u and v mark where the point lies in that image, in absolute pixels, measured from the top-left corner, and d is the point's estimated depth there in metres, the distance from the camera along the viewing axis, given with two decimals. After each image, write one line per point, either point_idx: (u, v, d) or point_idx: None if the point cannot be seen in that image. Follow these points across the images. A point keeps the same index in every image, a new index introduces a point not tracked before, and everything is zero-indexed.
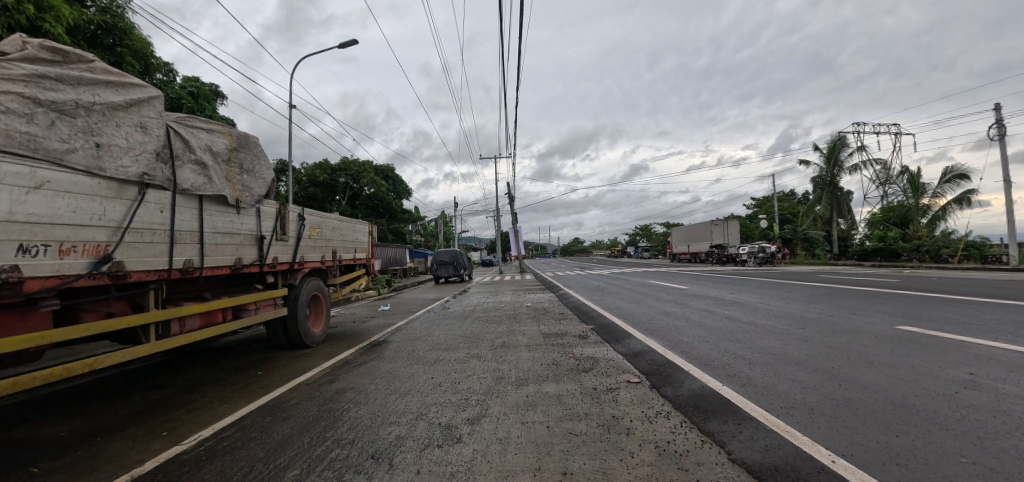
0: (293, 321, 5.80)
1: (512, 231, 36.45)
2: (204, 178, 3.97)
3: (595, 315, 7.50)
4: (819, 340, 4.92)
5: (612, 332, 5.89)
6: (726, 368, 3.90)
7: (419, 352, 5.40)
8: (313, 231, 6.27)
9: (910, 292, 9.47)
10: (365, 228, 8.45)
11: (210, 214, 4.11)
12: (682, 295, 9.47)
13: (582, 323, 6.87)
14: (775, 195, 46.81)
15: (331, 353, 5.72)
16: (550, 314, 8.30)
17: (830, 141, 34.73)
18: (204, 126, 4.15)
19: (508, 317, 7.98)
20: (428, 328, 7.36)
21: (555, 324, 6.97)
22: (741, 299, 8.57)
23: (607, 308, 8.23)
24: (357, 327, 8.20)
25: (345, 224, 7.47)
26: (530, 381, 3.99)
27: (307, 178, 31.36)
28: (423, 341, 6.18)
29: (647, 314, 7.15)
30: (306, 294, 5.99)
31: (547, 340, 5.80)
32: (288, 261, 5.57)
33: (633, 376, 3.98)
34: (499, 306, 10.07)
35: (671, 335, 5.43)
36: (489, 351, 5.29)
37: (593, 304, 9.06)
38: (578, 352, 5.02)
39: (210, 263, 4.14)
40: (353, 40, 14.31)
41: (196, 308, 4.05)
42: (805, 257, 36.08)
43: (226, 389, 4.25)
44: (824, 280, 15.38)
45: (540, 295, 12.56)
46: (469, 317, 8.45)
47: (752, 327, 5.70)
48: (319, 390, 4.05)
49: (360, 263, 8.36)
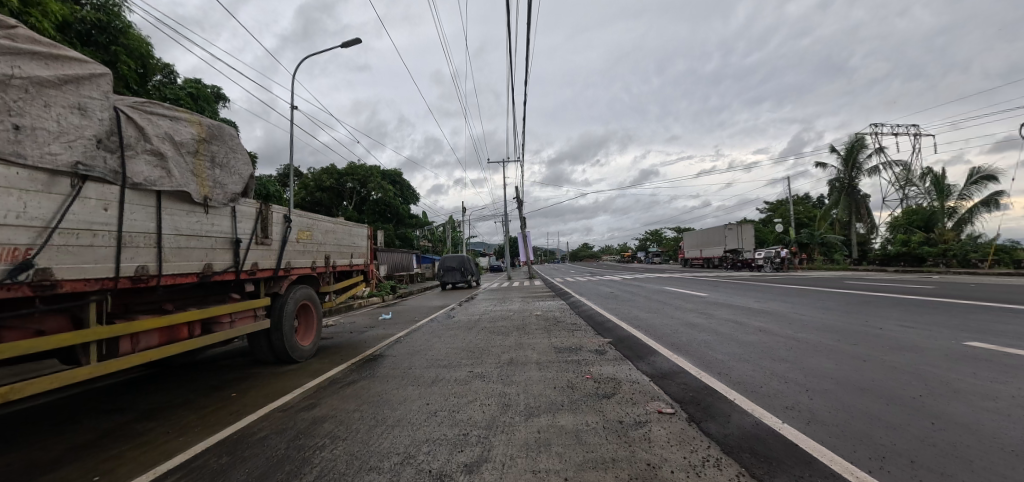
0: (278, 334, 5.24)
1: (520, 236, 35.83)
2: (162, 172, 3.51)
3: (611, 326, 6.82)
4: (881, 359, 4.13)
5: (634, 347, 5.20)
6: (781, 398, 3.14)
7: (415, 371, 4.78)
8: (301, 234, 5.73)
9: (956, 301, 8.60)
10: (363, 232, 7.91)
11: (171, 214, 3.62)
12: (704, 304, 8.70)
13: (598, 336, 6.19)
14: (790, 198, 45.54)
15: (319, 370, 5.13)
16: (561, 324, 7.64)
17: (848, 142, 33.60)
18: (168, 115, 3.76)
19: (516, 328, 7.33)
20: (429, 340, 6.74)
21: (568, 337, 6.31)
22: (771, 308, 7.79)
23: (623, 318, 7.54)
24: (354, 339, 7.64)
25: (340, 227, 6.93)
26: (541, 411, 3.33)
27: (314, 183, 31.23)
28: (421, 356, 5.56)
29: (670, 326, 6.44)
30: (293, 304, 5.42)
31: (559, 356, 5.15)
32: (271, 267, 5.03)
33: (666, 406, 3.30)
34: (507, 315, 9.43)
35: (702, 352, 4.70)
36: (494, 369, 4.66)
37: (607, 313, 8.36)
38: (595, 373, 4.37)
39: (170, 270, 3.62)
40: (356, 41, 13.98)
41: (153, 322, 3.52)
42: (823, 262, 34.79)
43: (189, 416, 3.66)
44: (851, 287, 14.42)
45: (550, 303, 11.90)
46: (474, 327, 7.82)
47: (796, 343, 4.94)
48: (293, 419, 3.43)
49: (358, 269, 7.79)
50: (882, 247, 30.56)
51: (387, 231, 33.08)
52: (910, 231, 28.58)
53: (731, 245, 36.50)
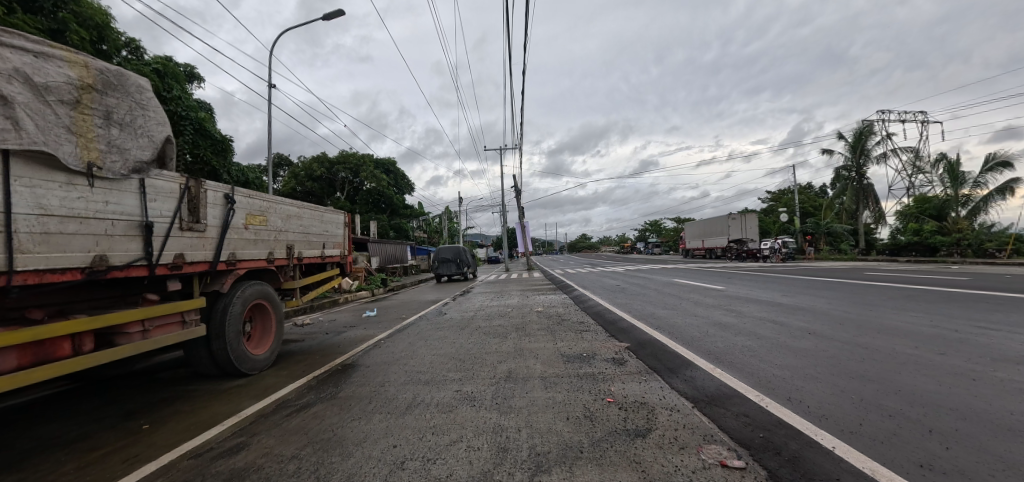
0: (220, 342, 4.24)
1: (518, 226, 34.74)
2: (9, 123, 2.41)
3: (625, 327, 5.84)
4: (996, 377, 3.15)
5: (661, 356, 4.21)
6: (907, 450, 2.15)
7: (388, 390, 3.78)
8: (252, 219, 4.66)
9: (1007, 294, 7.70)
10: (339, 219, 6.85)
11: (28, 185, 2.54)
12: (725, 299, 7.76)
13: (612, 340, 5.19)
14: (794, 187, 44.50)
15: (270, 387, 4.14)
16: (566, 323, 6.68)
17: (857, 128, 32.47)
18: (32, 48, 2.67)
19: (514, 329, 6.34)
20: (413, 344, 5.74)
21: (576, 341, 5.32)
22: (807, 304, 6.81)
23: (637, 316, 6.57)
24: (329, 341, 6.65)
25: (308, 212, 5.86)
26: (553, 462, 2.35)
27: (303, 172, 29.90)
28: (399, 366, 4.57)
29: (695, 327, 5.47)
30: (240, 305, 4.41)
31: (569, 367, 4.17)
32: (206, 260, 3.98)
33: (732, 455, 2.30)
34: (504, 311, 8.46)
35: (752, 365, 3.71)
36: (487, 387, 3.67)
37: (617, 310, 7.39)
38: (618, 393, 3.39)
39: (30, 264, 2.56)
40: (339, 12, 12.69)
41: (8, 338, 2.49)
42: (829, 252, 33.96)
43: (67, 466, 2.67)
44: (870, 279, 13.54)
45: (552, 297, 10.93)
46: (467, 327, 6.85)
47: (863, 351, 3.97)
48: (203, 473, 2.45)
49: (333, 261, 6.73)
50: (891, 237, 29.74)
51: (380, 222, 31.95)
52: (920, 220, 27.74)
53: (735, 236, 35.54)
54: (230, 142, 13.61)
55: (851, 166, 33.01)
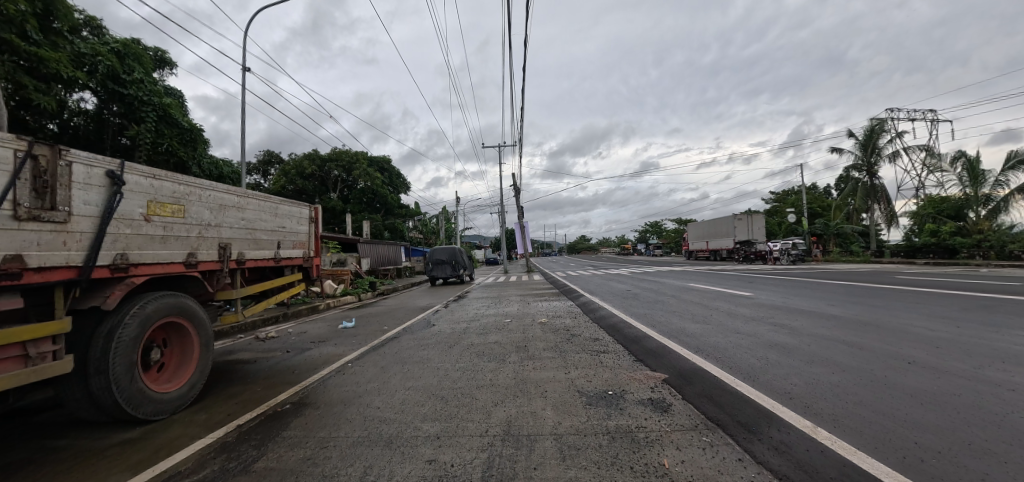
0: (102, 379, 3.00)
1: (518, 226, 33.38)
2: None
3: (654, 348, 4.65)
4: None
5: (722, 402, 2.98)
6: None
7: (330, 457, 2.55)
8: (161, 207, 3.45)
9: None
10: (301, 213, 5.67)
11: None
12: (763, 310, 6.56)
13: (641, 369, 4.00)
14: (800, 187, 43.41)
15: (171, 445, 2.92)
16: (578, 341, 5.48)
17: (868, 125, 31.31)
18: None
19: (514, 348, 5.13)
20: (385, 370, 4.51)
21: (594, 369, 4.12)
22: (870, 318, 5.59)
23: (664, 333, 5.35)
24: (288, 361, 5.44)
25: (255, 202, 4.67)
26: None
27: (294, 169, 28.62)
28: (358, 409, 3.35)
29: (748, 350, 4.27)
30: (137, 326, 3.20)
31: (591, 414, 2.97)
32: (70, 266, 2.74)
33: None
34: (501, 322, 7.25)
35: (870, 424, 2.49)
36: (474, 456, 2.45)
37: (637, 323, 6.20)
38: (675, 472, 2.18)
39: None
40: None
41: None
42: (839, 253, 32.80)
43: None
44: (903, 284, 12.37)
45: (556, 304, 9.73)
46: (458, 344, 5.62)
47: (1017, 397, 2.76)
48: None
49: (293, 265, 5.51)
50: (906, 238, 28.60)
51: (374, 221, 30.71)
52: (938, 221, 26.52)
53: (743, 236, 34.37)
54: (199, 131, 12.33)
55: (862, 165, 31.86)
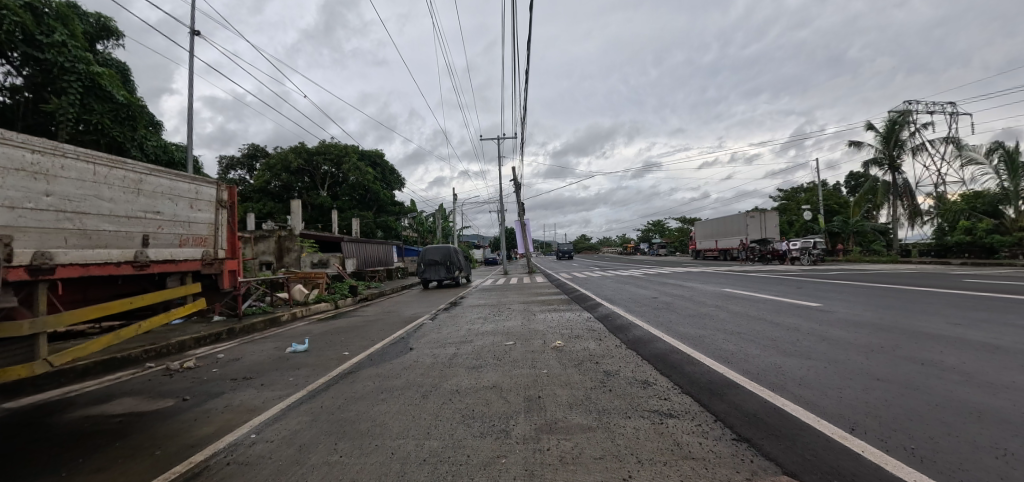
0: None
1: (519, 226, 31.32)
2: None
3: (761, 413, 2.75)
4: None
5: None
6: None
7: None
8: None
9: None
10: (195, 192, 3.87)
11: None
12: (868, 333, 4.67)
13: (772, 472, 2.10)
14: (814, 183, 41.51)
15: None
16: (618, 386, 3.59)
17: (890, 117, 29.48)
18: None
19: (522, 403, 3.24)
20: (302, 455, 2.58)
21: (677, 466, 2.23)
22: None
23: (755, 377, 3.46)
24: (174, 418, 3.52)
25: (81, 166, 2.76)
26: None
27: (279, 164, 26.82)
28: None
29: (949, 430, 2.34)
30: None
31: None
32: None
33: None
34: (502, 346, 5.37)
35: None
36: None
37: (696, 353, 4.32)
38: None
39: None
40: None
41: None
42: (860, 253, 30.93)
43: None
44: (981, 289, 10.36)
45: (570, 316, 7.85)
46: (437, 391, 3.71)
47: None
48: None
49: (182, 271, 3.71)
50: (934, 236, 26.73)
51: (366, 219, 28.86)
52: (972, 218, 24.57)
53: (756, 235, 32.57)
54: (140, 108, 10.39)
55: (884, 159, 29.98)
